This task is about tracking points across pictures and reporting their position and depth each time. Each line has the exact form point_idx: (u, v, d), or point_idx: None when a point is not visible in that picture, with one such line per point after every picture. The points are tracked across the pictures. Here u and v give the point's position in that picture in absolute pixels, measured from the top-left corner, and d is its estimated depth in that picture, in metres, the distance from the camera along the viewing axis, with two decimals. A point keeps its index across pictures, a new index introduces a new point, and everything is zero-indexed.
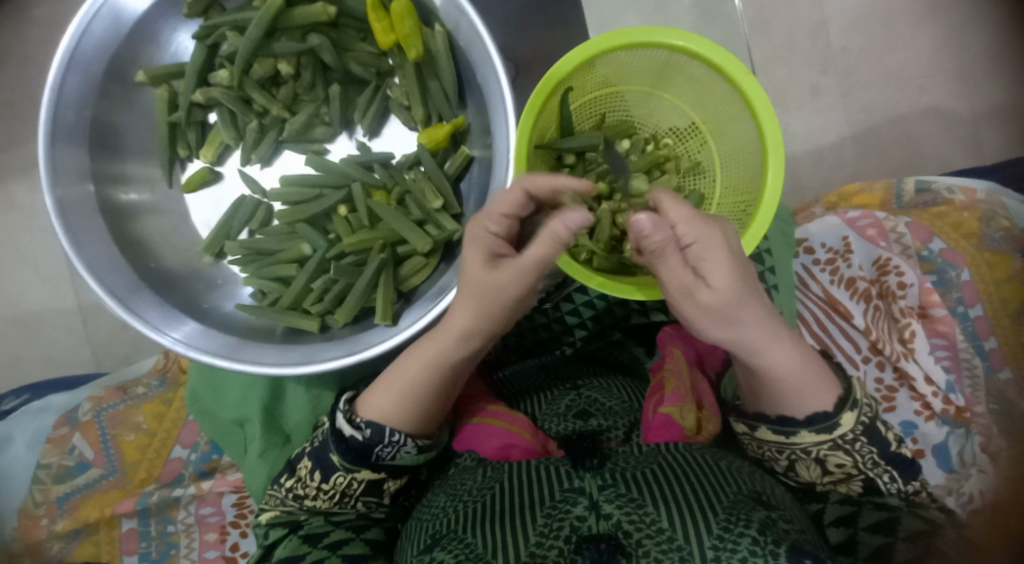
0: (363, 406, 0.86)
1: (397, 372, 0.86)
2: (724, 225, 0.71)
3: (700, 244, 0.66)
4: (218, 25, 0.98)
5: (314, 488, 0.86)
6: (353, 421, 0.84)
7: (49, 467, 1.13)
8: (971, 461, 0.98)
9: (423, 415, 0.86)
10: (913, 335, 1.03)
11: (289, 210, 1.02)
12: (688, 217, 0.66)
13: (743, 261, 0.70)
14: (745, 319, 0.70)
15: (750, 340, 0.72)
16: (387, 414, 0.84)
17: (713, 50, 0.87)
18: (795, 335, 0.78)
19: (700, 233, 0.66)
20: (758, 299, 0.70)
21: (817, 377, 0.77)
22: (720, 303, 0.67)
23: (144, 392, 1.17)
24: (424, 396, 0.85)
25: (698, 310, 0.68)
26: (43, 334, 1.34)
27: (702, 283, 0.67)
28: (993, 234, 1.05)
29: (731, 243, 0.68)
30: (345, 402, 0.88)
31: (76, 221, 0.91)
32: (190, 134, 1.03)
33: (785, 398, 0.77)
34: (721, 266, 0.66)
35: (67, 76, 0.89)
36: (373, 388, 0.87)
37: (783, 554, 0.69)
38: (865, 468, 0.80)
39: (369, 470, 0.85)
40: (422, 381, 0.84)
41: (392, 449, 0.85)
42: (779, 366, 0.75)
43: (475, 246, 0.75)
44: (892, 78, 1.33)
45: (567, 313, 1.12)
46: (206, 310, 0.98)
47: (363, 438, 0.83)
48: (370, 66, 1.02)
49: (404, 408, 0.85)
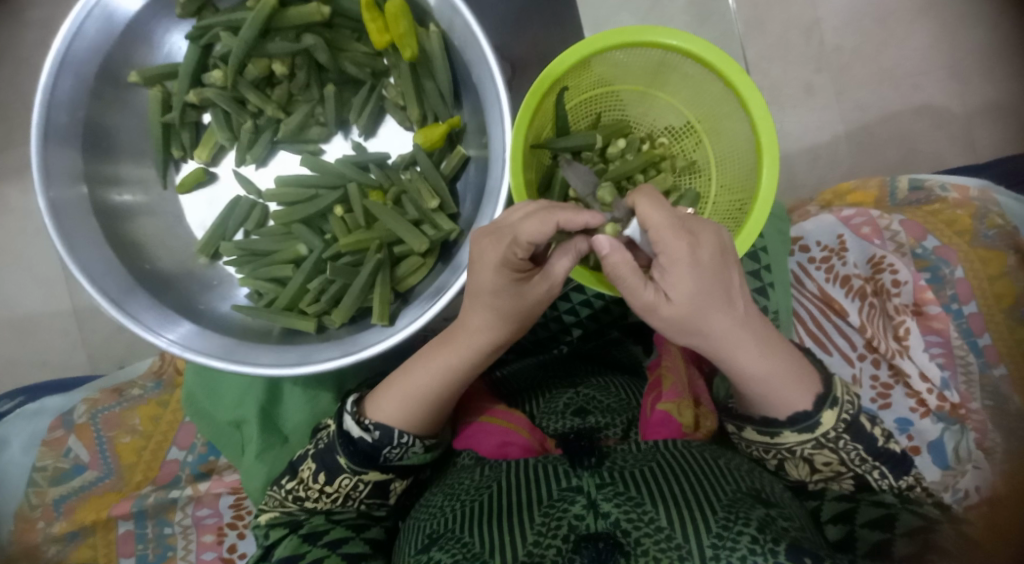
0: (372, 408, 0.86)
1: (402, 383, 0.85)
2: (699, 232, 0.68)
3: (664, 258, 0.66)
4: (212, 25, 0.97)
5: (317, 490, 0.86)
6: (361, 423, 0.84)
7: (45, 469, 1.12)
8: (966, 457, 0.99)
9: (434, 417, 0.87)
10: (908, 332, 1.04)
11: (285, 211, 1.01)
12: (659, 225, 0.66)
13: (717, 269, 0.68)
14: (713, 328, 0.70)
15: (722, 347, 0.73)
16: (399, 417, 0.84)
17: (707, 49, 0.87)
18: (774, 337, 0.76)
19: (666, 247, 0.65)
20: (729, 307, 0.70)
21: (795, 378, 0.76)
22: (683, 315, 0.68)
23: (140, 393, 1.16)
24: (439, 402, 0.85)
25: (664, 322, 0.70)
26: (37, 337, 1.33)
27: (664, 298, 0.68)
28: (986, 231, 1.06)
29: (700, 255, 0.66)
30: (352, 404, 0.88)
31: (69, 224, 0.90)
32: (183, 135, 1.02)
33: (763, 400, 0.77)
34: (684, 280, 0.66)
35: (59, 78, 0.88)
36: (381, 394, 0.86)
37: (782, 552, 0.70)
38: (853, 465, 0.81)
39: (377, 471, 0.85)
40: (438, 387, 0.85)
41: (400, 450, 0.85)
42: (755, 372, 0.75)
43: (502, 272, 0.72)
44: (886, 75, 1.34)
45: (564, 313, 1.13)
46: (201, 312, 0.98)
47: (371, 439, 0.84)
48: (365, 66, 1.01)
49: (415, 409, 0.85)
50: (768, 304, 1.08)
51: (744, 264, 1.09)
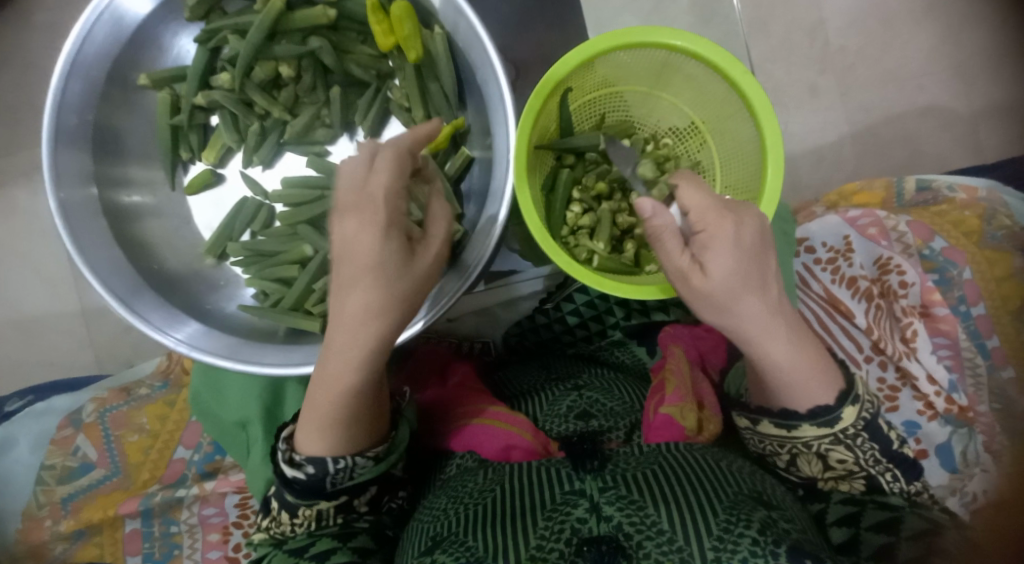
0: (300, 443, 0.81)
1: (311, 409, 0.78)
2: (744, 214, 0.72)
3: (706, 234, 0.70)
4: (220, 28, 0.98)
5: (289, 524, 0.86)
6: (294, 461, 0.81)
7: (53, 468, 1.14)
8: (974, 461, 0.98)
9: (362, 432, 0.80)
10: (915, 334, 1.03)
11: (291, 211, 1.03)
12: (698, 206, 0.72)
13: (757, 253, 0.71)
14: (744, 310, 0.70)
15: (748, 333, 0.72)
16: (328, 448, 0.79)
17: (711, 49, 0.87)
18: (805, 328, 0.76)
19: (709, 223, 0.70)
20: (763, 291, 0.71)
21: (817, 369, 0.75)
22: (716, 293, 0.69)
23: (147, 393, 1.18)
24: (351, 421, 0.78)
25: (694, 294, 0.72)
26: (46, 336, 1.35)
27: (699, 270, 0.70)
28: (993, 232, 1.05)
29: (743, 235, 0.70)
30: (284, 440, 0.83)
31: (79, 224, 0.91)
32: (192, 137, 1.04)
33: (784, 390, 0.76)
34: (724, 257, 0.69)
35: (70, 81, 0.90)
36: (300, 425, 0.81)
37: (783, 554, 0.69)
38: (867, 465, 0.80)
39: (329, 498, 0.83)
40: (343, 408, 0.76)
41: (344, 473, 0.81)
42: (778, 360, 0.74)
43: (388, 239, 0.69)
44: (891, 76, 1.33)
45: (569, 314, 1.15)
46: (209, 311, 0.99)
47: (306, 476, 0.80)
48: (371, 68, 1.02)
49: (340, 433, 0.79)
50: None
51: None
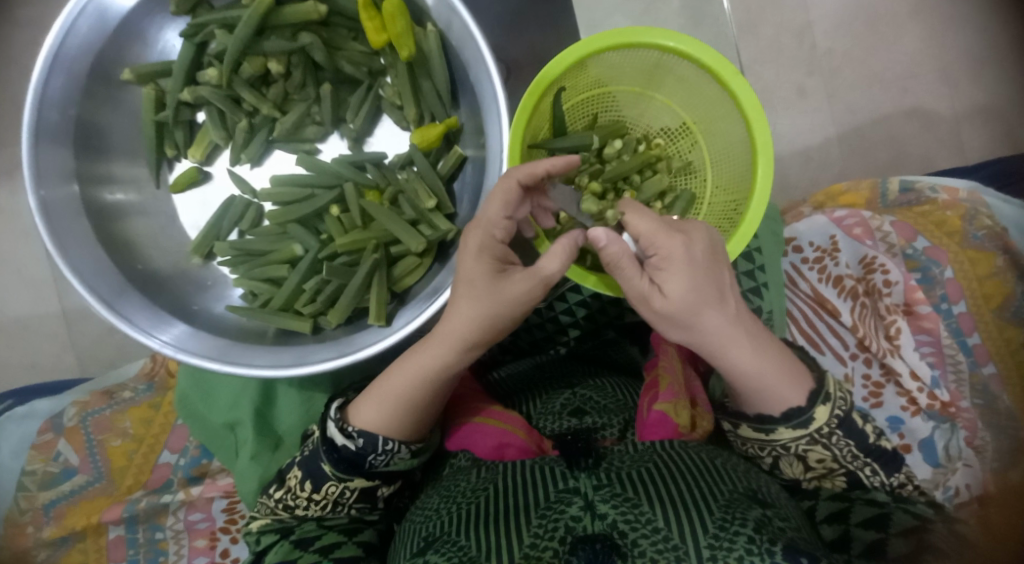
0: (354, 414, 0.85)
1: (383, 386, 0.84)
2: (692, 231, 0.72)
3: (659, 257, 0.70)
4: (207, 22, 0.96)
5: (305, 498, 0.86)
6: (345, 430, 0.83)
7: (34, 474, 1.10)
8: (956, 456, 1.01)
9: (416, 421, 0.85)
10: (899, 332, 1.05)
11: (280, 210, 1.01)
12: (650, 230, 0.69)
13: (708, 267, 0.71)
14: (705, 325, 0.72)
15: (711, 343, 0.74)
16: (379, 423, 0.83)
17: (701, 49, 0.88)
18: (762, 332, 0.77)
19: (660, 244, 0.69)
20: (721, 303, 0.72)
21: (783, 373, 0.76)
22: (678, 312, 0.70)
23: (131, 396, 1.15)
24: (419, 406, 0.83)
25: (655, 314, 0.72)
26: (26, 339, 1.31)
27: (658, 292, 0.70)
28: (976, 232, 1.09)
29: (694, 252, 0.70)
30: (336, 409, 0.87)
31: (60, 223, 0.89)
32: (177, 133, 1.01)
33: (751, 398, 0.78)
34: (678, 278, 0.69)
35: (51, 77, 0.87)
36: (362, 397, 0.85)
37: (778, 553, 0.70)
38: (845, 462, 0.81)
39: (363, 477, 0.85)
40: (414, 390, 0.83)
41: (386, 456, 0.84)
42: (743, 369, 0.75)
43: (481, 257, 0.76)
44: (875, 79, 1.36)
45: (561, 313, 1.13)
46: (195, 312, 0.97)
47: (355, 447, 0.82)
48: (362, 66, 1.01)
49: (401, 416, 0.83)
50: (762, 304, 1.08)
51: (738, 264, 1.11)
